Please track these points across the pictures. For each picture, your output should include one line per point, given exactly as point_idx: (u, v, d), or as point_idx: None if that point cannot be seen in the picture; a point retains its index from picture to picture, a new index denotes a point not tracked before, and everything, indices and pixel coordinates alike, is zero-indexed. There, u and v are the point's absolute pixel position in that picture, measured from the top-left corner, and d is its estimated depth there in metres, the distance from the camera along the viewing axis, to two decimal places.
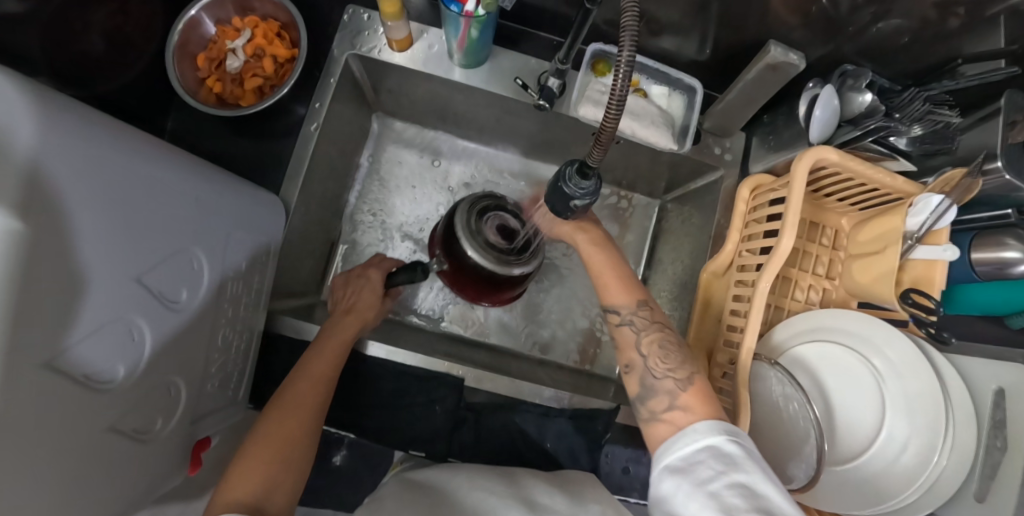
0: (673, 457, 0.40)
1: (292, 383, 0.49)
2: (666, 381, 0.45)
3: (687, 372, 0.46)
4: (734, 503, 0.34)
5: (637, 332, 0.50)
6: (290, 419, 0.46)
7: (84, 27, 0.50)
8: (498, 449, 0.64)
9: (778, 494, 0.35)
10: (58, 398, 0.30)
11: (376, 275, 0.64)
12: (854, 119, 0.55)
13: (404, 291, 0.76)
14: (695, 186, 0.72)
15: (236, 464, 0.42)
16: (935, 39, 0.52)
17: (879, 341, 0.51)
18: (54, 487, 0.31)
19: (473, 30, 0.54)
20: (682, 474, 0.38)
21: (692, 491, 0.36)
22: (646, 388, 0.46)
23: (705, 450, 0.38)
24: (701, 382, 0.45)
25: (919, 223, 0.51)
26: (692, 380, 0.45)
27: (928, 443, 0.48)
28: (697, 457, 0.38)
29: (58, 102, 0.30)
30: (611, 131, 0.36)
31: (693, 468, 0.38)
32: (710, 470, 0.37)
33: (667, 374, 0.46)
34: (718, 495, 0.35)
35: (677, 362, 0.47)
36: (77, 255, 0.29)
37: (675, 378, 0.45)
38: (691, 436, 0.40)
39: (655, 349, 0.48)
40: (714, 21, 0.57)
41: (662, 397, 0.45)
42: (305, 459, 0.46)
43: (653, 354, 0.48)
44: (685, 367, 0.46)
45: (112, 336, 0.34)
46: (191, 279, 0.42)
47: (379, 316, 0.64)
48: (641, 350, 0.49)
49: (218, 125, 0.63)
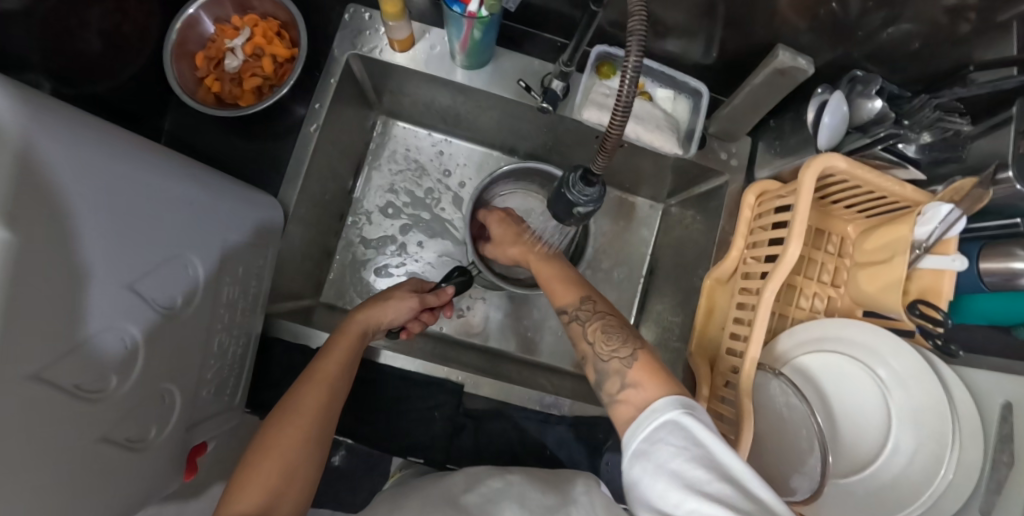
0: (637, 437, 0.38)
1: (301, 395, 0.47)
2: (613, 362, 0.45)
3: (630, 349, 0.45)
4: (698, 476, 0.33)
5: (583, 324, 0.49)
6: (289, 433, 0.44)
7: (80, 25, 0.50)
8: (498, 456, 0.63)
9: (736, 462, 0.34)
10: (47, 407, 0.29)
11: (409, 281, 0.63)
12: (863, 126, 0.54)
13: (428, 314, 0.63)
14: (699, 191, 0.71)
15: (242, 478, 0.41)
16: (945, 45, 0.51)
17: (885, 353, 0.50)
18: (45, 497, 0.30)
19: (476, 31, 0.53)
20: (646, 455, 0.36)
21: (657, 472, 0.35)
22: (599, 373, 0.45)
23: (664, 428, 0.37)
24: (645, 356, 0.44)
25: (927, 232, 0.50)
26: (636, 357, 0.44)
27: (935, 456, 0.47)
28: (656, 435, 0.37)
29: (46, 105, 0.29)
30: (617, 136, 0.37)
31: (655, 447, 0.36)
32: (672, 447, 0.35)
33: (612, 356, 0.45)
34: (682, 472, 0.34)
35: (620, 341, 0.46)
36: (68, 263, 0.29)
37: (620, 358, 0.44)
38: (650, 416, 0.38)
39: (600, 335, 0.47)
40: (721, 24, 0.56)
41: (615, 378, 0.44)
42: (312, 468, 0.44)
43: (598, 340, 0.47)
44: (628, 345, 0.45)
45: (103, 346, 0.33)
46: (185, 286, 0.41)
47: (409, 312, 0.59)
48: (590, 342, 0.47)
49: (215, 124, 0.63)
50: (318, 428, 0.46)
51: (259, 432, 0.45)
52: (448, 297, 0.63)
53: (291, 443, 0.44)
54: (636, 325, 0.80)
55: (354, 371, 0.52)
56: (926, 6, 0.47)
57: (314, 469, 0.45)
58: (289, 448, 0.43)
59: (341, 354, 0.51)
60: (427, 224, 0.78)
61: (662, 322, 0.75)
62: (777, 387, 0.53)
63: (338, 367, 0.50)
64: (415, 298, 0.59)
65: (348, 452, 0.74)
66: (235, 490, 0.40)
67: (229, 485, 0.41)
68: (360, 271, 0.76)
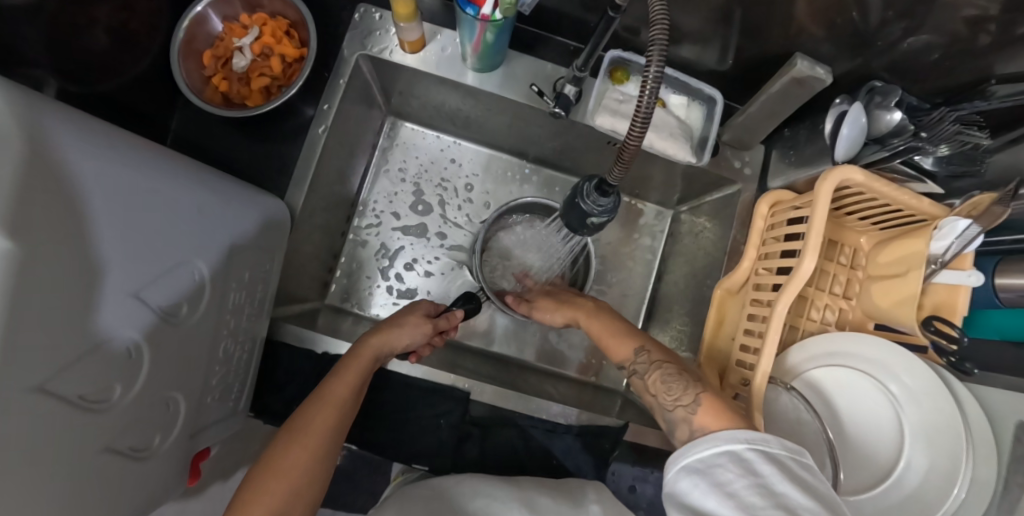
0: (693, 457, 0.37)
1: (309, 407, 0.46)
2: (678, 411, 0.43)
3: (692, 395, 0.43)
4: (752, 501, 0.32)
5: (643, 378, 0.48)
6: (302, 446, 0.44)
7: (87, 22, 0.49)
8: (503, 464, 0.63)
9: (801, 495, 0.32)
10: (52, 419, 0.28)
11: (425, 304, 0.61)
12: (882, 137, 0.54)
13: (446, 334, 0.63)
14: (711, 199, 0.70)
15: (254, 490, 0.41)
16: (968, 57, 0.49)
17: (898, 369, 0.50)
18: (51, 510, 0.29)
19: (489, 34, 0.51)
20: (700, 475, 0.36)
21: (710, 492, 0.34)
22: (669, 424, 0.44)
23: (723, 453, 0.36)
24: (710, 398, 0.42)
25: (944, 247, 0.48)
26: (700, 401, 0.42)
27: (945, 478, 0.46)
28: (713, 459, 0.36)
29: (48, 111, 0.29)
30: (635, 147, 0.36)
31: (711, 469, 0.35)
32: (730, 473, 0.34)
33: (676, 405, 0.44)
34: (736, 495, 0.33)
35: (681, 390, 0.44)
36: (71, 269, 0.28)
37: (683, 406, 0.43)
38: (709, 440, 0.37)
39: (660, 386, 0.46)
40: (737, 31, 0.55)
41: (683, 426, 0.42)
42: (317, 485, 0.44)
43: (660, 392, 0.46)
44: (689, 391, 0.44)
45: (103, 357, 0.32)
46: (191, 293, 0.40)
47: (422, 338, 0.58)
48: (654, 396, 0.46)
49: (221, 123, 0.62)
50: (329, 442, 0.45)
51: (268, 447, 0.45)
52: (458, 320, 0.62)
53: (299, 459, 0.43)
54: (644, 331, 0.79)
55: (362, 394, 0.51)
56: (946, 16, 0.46)
57: (319, 488, 0.45)
58: (293, 461, 0.43)
59: (354, 376, 0.50)
60: (447, 229, 0.77)
61: (671, 330, 0.74)
62: (788, 401, 0.53)
63: (347, 391, 0.48)
64: (429, 324, 0.58)
65: (351, 455, 0.73)
66: (242, 503, 0.41)
67: (240, 492, 0.42)
68: (365, 275, 0.75)
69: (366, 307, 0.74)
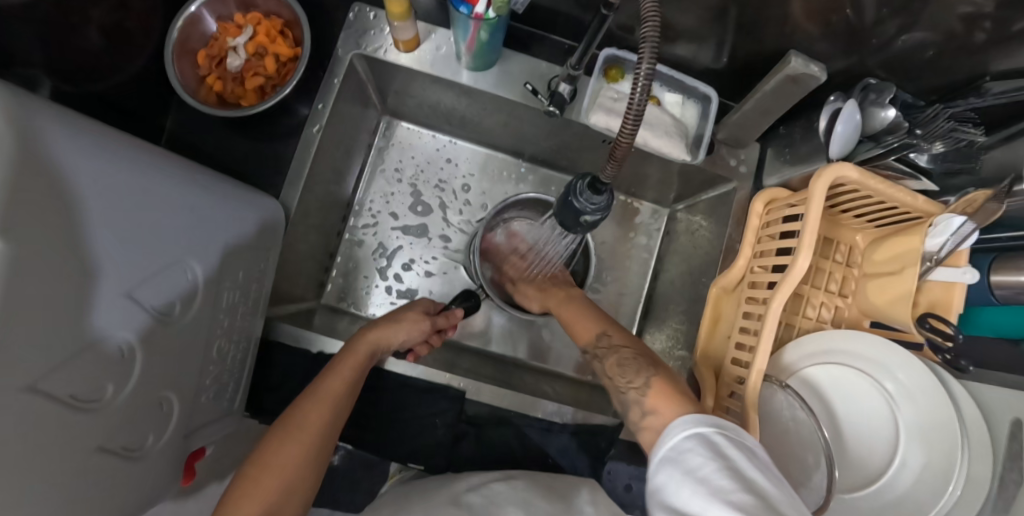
0: (667, 448, 0.38)
1: (302, 405, 0.46)
2: (630, 392, 0.47)
3: (644, 378, 0.46)
4: (721, 484, 0.32)
5: (602, 361, 0.53)
6: (295, 446, 0.44)
7: (81, 22, 0.49)
8: (498, 463, 0.63)
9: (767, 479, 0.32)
10: (42, 419, 0.28)
11: (424, 301, 0.61)
12: (876, 135, 0.54)
13: (445, 334, 0.63)
14: (707, 197, 0.70)
15: (247, 490, 0.41)
16: (963, 53, 0.49)
17: (894, 366, 0.50)
18: (43, 509, 0.29)
19: (483, 33, 0.51)
20: (673, 464, 0.36)
21: (682, 478, 0.34)
22: (623, 404, 0.48)
23: (695, 441, 0.37)
24: (660, 382, 0.45)
25: (939, 244, 0.49)
26: (649, 384, 0.45)
27: (941, 475, 0.46)
28: (685, 447, 0.37)
29: (43, 110, 0.29)
30: (626, 144, 0.36)
31: (683, 457, 0.36)
32: (700, 457, 0.35)
33: (628, 386, 0.47)
34: (706, 479, 0.33)
35: (634, 373, 0.48)
36: (62, 268, 0.28)
37: (635, 388, 0.46)
38: (680, 430, 0.38)
39: (617, 369, 0.50)
40: (732, 29, 0.55)
41: (634, 407, 0.45)
42: (310, 483, 0.44)
43: (615, 375, 0.50)
44: (642, 374, 0.47)
45: (95, 357, 0.32)
46: (185, 292, 0.40)
47: (419, 337, 0.58)
48: (610, 379, 0.51)
49: (216, 123, 0.62)
50: (323, 441, 0.45)
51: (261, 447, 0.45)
52: (456, 319, 0.62)
53: (292, 459, 0.43)
54: (640, 330, 0.79)
55: (357, 392, 0.51)
56: (941, 13, 0.46)
57: (313, 486, 0.45)
58: (286, 460, 0.43)
59: (348, 376, 0.50)
60: (443, 228, 0.77)
61: (667, 328, 0.74)
62: (783, 400, 0.52)
63: (343, 389, 0.49)
64: (427, 321, 0.58)
65: (348, 454, 0.73)
66: (233, 502, 0.40)
67: (230, 492, 0.42)
68: (362, 275, 0.75)
69: (362, 307, 0.74)
